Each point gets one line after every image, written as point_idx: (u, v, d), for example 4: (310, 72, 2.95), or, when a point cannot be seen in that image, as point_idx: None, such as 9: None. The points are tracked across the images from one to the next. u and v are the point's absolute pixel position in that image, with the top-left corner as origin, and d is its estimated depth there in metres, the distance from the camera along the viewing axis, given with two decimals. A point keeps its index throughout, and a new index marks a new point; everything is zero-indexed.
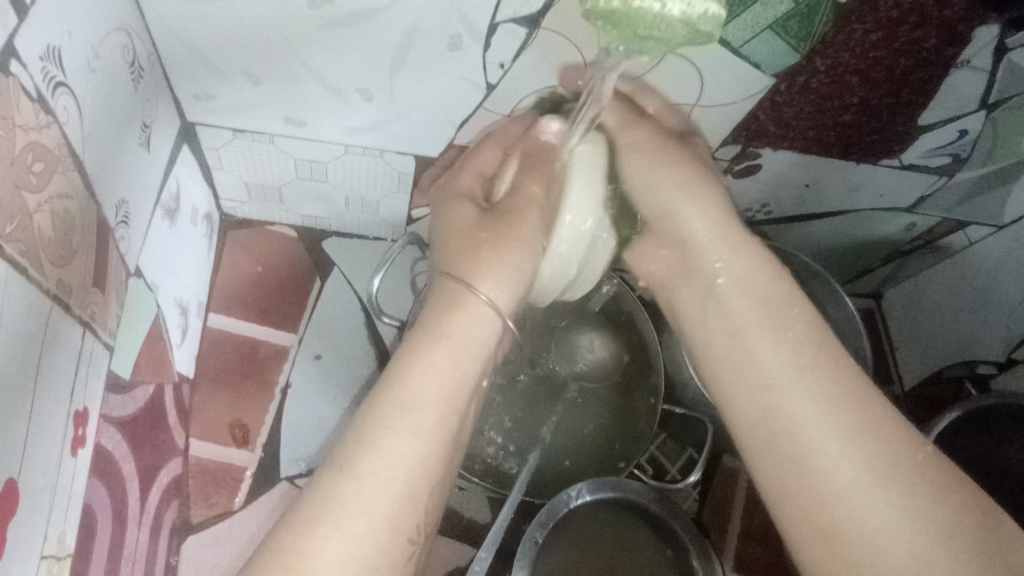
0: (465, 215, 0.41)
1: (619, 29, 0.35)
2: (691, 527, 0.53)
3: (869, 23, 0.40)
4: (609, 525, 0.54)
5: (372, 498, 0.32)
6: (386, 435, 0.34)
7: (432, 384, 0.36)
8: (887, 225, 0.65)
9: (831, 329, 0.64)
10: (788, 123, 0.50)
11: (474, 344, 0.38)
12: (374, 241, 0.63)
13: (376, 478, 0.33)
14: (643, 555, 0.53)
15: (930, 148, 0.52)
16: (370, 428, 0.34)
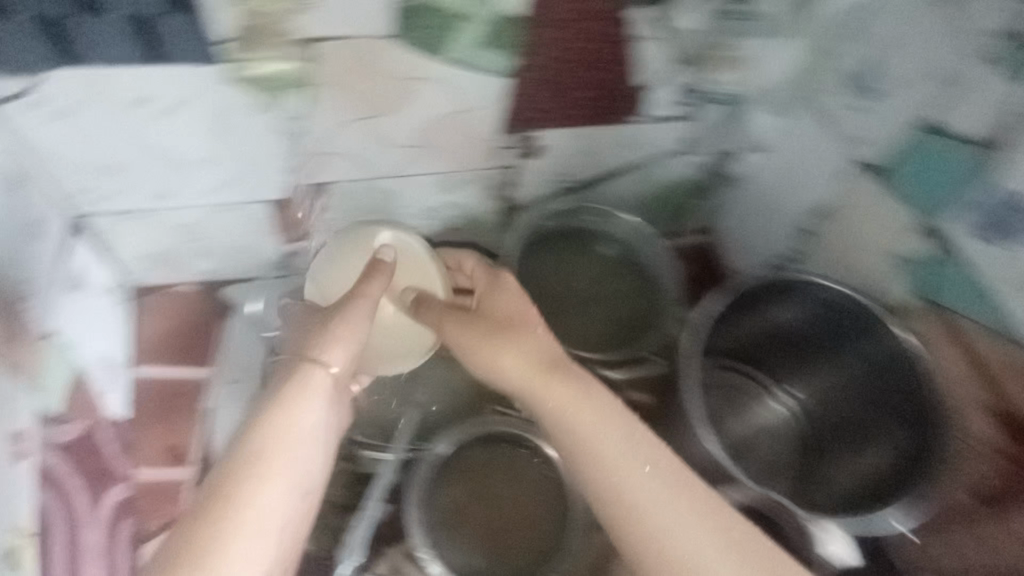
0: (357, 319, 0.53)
1: (420, 24, 0.51)
2: (530, 427, 0.66)
3: (552, 26, 0.55)
4: (491, 461, 0.67)
5: (253, 551, 0.41)
6: (251, 497, 0.42)
7: (299, 448, 0.46)
8: (678, 170, 0.78)
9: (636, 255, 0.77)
10: (542, 107, 0.63)
11: (312, 409, 0.48)
12: (266, 281, 0.75)
13: (252, 538, 0.41)
14: (501, 471, 0.67)
15: (666, 102, 0.67)
16: (240, 496, 0.42)
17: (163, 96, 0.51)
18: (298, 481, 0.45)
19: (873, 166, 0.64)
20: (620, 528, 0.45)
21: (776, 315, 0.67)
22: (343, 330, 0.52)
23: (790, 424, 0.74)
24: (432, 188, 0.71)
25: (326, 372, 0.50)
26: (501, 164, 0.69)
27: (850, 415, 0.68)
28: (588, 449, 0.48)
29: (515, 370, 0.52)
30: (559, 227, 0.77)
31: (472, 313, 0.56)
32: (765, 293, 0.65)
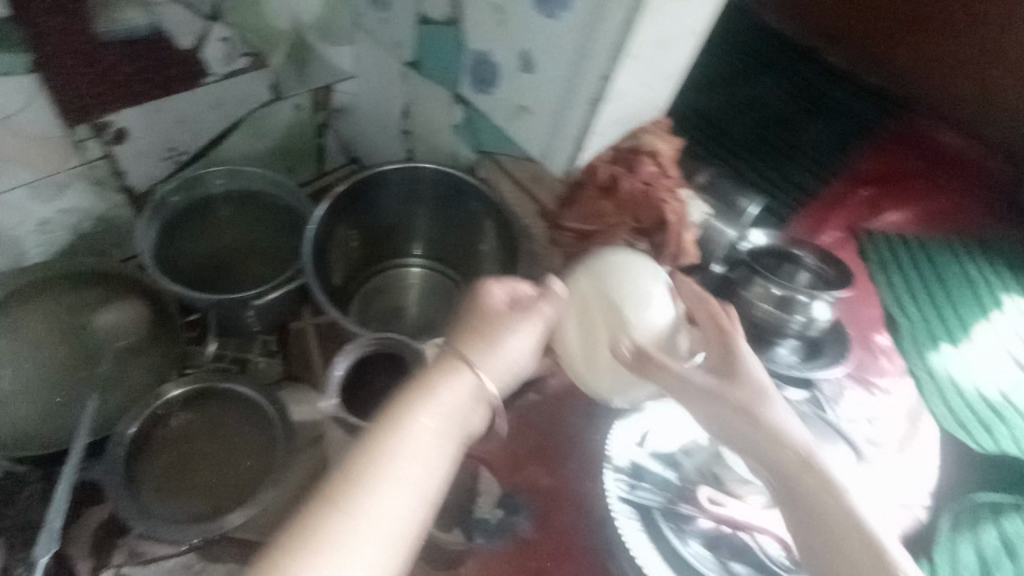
0: (496, 297, 0.50)
1: None
2: (225, 380, 0.74)
3: (45, 16, 0.64)
4: (199, 425, 0.73)
5: (385, 513, 0.37)
6: (410, 429, 0.41)
7: (448, 422, 0.43)
8: (283, 114, 0.88)
9: (256, 190, 0.83)
10: (90, 91, 0.69)
11: (433, 427, 0.42)
12: None
13: (392, 499, 0.38)
14: (215, 423, 0.74)
15: (223, 57, 0.78)
16: (395, 414, 0.42)
17: None
18: (406, 522, 0.38)
19: (409, 65, 0.79)
20: (810, 512, 0.41)
21: (371, 212, 0.80)
22: (493, 336, 0.48)
23: (435, 273, 0.89)
24: (31, 198, 0.73)
25: (472, 376, 0.45)
26: (92, 159, 0.73)
27: (459, 241, 0.84)
28: (752, 412, 0.45)
29: (771, 417, 0.45)
30: (192, 195, 0.80)
31: (722, 340, 0.51)
32: (355, 200, 0.77)
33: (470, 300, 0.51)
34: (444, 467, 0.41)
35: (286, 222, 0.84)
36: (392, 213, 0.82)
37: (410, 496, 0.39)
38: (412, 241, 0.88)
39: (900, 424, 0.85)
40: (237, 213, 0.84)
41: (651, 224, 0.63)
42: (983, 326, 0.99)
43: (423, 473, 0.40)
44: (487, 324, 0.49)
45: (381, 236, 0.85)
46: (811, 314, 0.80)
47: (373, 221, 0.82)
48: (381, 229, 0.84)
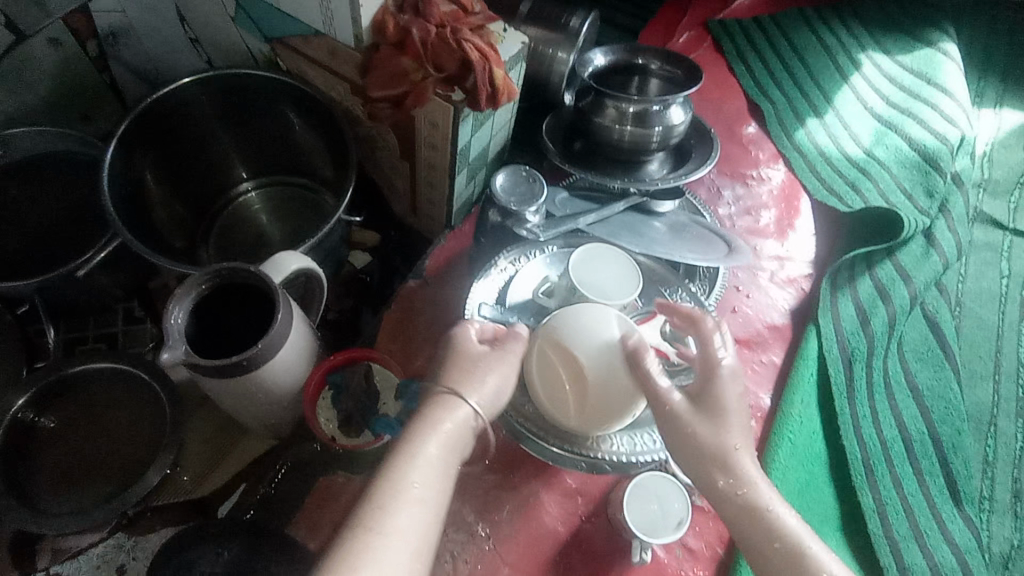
0: (470, 339, 0.54)
1: None
2: (90, 357, 0.71)
3: None
4: (76, 412, 0.70)
5: (407, 525, 0.42)
6: (416, 446, 0.46)
7: (449, 446, 0.48)
8: (40, 56, 0.75)
9: (44, 151, 0.74)
10: None
11: (434, 449, 0.47)
12: None
13: (406, 515, 0.43)
14: (88, 412, 0.70)
15: None
16: (406, 441, 0.47)
17: None
18: (423, 527, 0.43)
19: None
20: (705, 457, 0.50)
21: (178, 135, 0.71)
22: (472, 371, 0.52)
23: (274, 189, 0.83)
24: None
25: (467, 408, 0.50)
26: None
27: (285, 146, 0.77)
28: (670, 413, 0.51)
29: (710, 456, 0.50)
30: None
31: (700, 404, 0.52)
32: (155, 123, 0.67)
33: (456, 356, 0.53)
34: (448, 480, 0.47)
35: (86, 174, 0.76)
36: (204, 133, 0.73)
37: (429, 515, 0.44)
38: (239, 160, 0.80)
39: (775, 209, 0.87)
40: (30, 183, 0.74)
41: (456, 69, 0.58)
42: (847, 88, 0.99)
43: (421, 483, 0.45)
44: (465, 365, 0.52)
45: (204, 160, 0.76)
46: (667, 120, 0.77)
47: (186, 147, 0.73)
48: (200, 153, 0.75)
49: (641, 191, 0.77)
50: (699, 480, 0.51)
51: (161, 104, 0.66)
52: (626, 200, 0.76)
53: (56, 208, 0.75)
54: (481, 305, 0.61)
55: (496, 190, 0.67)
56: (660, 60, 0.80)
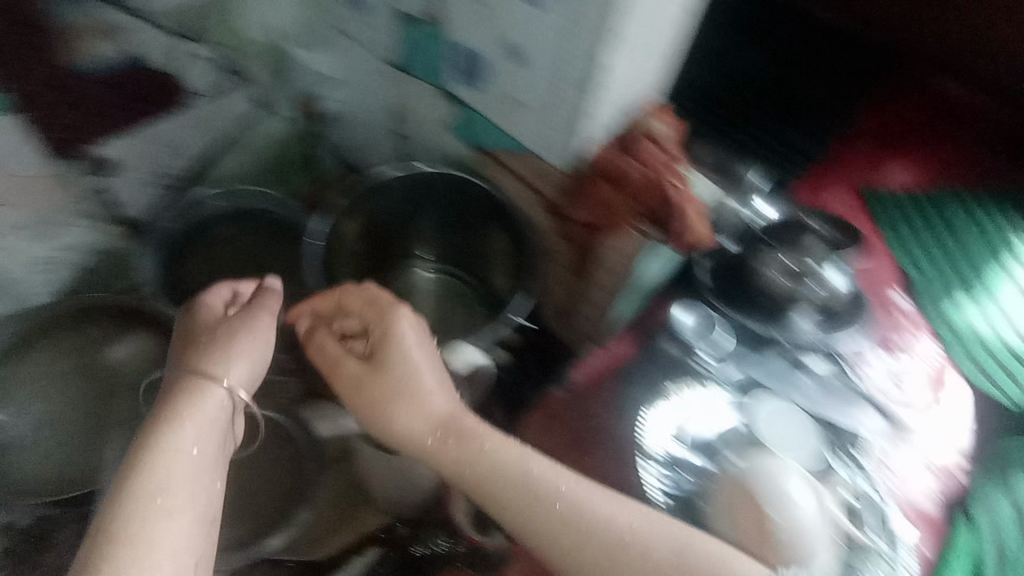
0: (212, 304, 0.58)
1: None
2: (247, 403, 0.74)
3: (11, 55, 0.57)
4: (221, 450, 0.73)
5: (165, 533, 0.40)
6: (167, 445, 0.45)
7: (210, 426, 0.47)
8: (268, 128, 0.84)
9: (250, 209, 0.83)
10: (71, 126, 0.64)
11: (189, 441, 0.45)
12: None
13: (172, 525, 0.40)
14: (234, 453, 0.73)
15: (200, 77, 0.73)
16: (150, 447, 0.44)
17: None
18: (201, 518, 0.42)
19: (392, 63, 0.74)
20: (490, 493, 0.49)
21: (370, 214, 0.78)
22: (240, 343, 0.53)
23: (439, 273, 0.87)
24: (27, 240, 0.70)
25: (226, 384, 0.51)
26: (80, 193, 0.70)
27: (465, 243, 0.83)
28: (454, 464, 0.52)
29: (415, 426, 0.54)
30: (187, 222, 0.78)
31: (381, 355, 0.57)
32: (352, 202, 0.75)
33: (176, 351, 0.54)
34: (214, 468, 0.46)
35: (292, 240, 0.84)
36: (395, 215, 0.80)
37: (197, 509, 0.43)
38: (419, 243, 0.85)
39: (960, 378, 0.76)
40: (227, 236, 0.83)
41: (657, 205, 0.62)
42: None
43: (197, 470, 0.44)
44: (208, 350, 0.53)
45: (389, 237, 0.83)
46: (826, 281, 0.73)
47: (377, 225, 0.80)
48: (388, 231, 0.82)
49: (790, 343, 0.74)
50: (432, 458, 0.53)
51: (362, 186, 0.74)
52: (776, 351, 0.74)
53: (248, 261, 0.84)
54: (662, 447, 0.63)
55: (682, 331, 0.74)
56: (806, 215, 0.79)
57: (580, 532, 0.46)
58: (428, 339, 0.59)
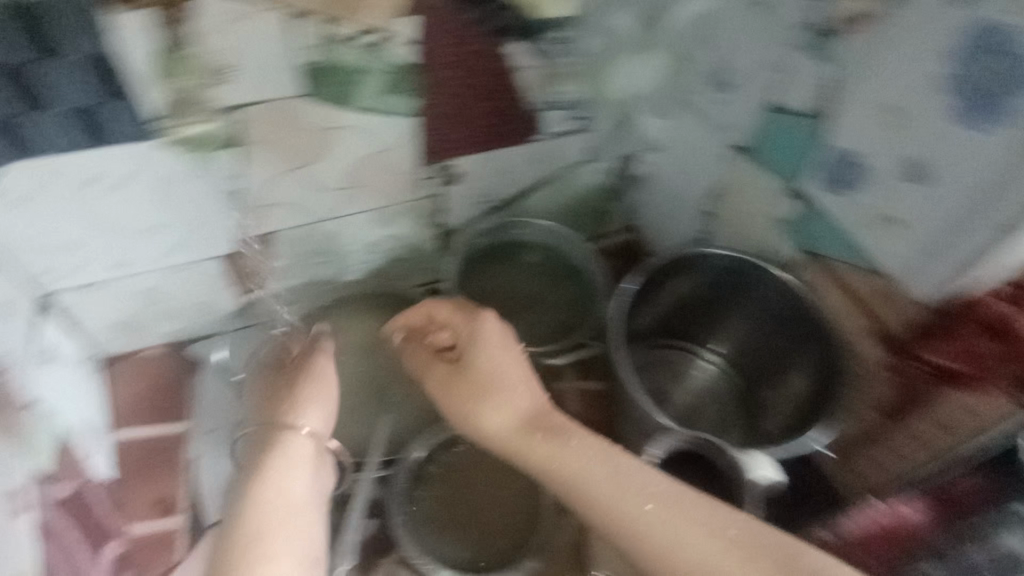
0: (265, 366, 0.68)
1: (332, 82, 0.60)
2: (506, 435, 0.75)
3: (441, 71, 0.63)
4: (464, 465, 0.74)
5: (283, 549, 0.52)
6: (281, 479, 0.56)
7: (296, 466, 0.58)
8: (586, 176, 0.87)
9: (551, 244, 0.84)
10: (450, 139, 0.71)
11: (290, 478, 0.56)
12: (244, 331, 0.83)
13: (284, 541, 0.52)
14: (476, 473, 0.74)
15: (559, 121, 0.75)
16: (251, 491, 0.54)
17: (113, 171, 0.59)
18: (298, 554, 0.52)
19: (738, 146, 0.75)
20: (577, 494, 0.52)
21: (684, 289, 0.75)
22: (304, 385, 0.63)
23: (724, 375, 0.81)
24: (368, 223, 0.77)
25: (306, 431, 0.60)
26: (425, 195, 0.77)
27: (771, 350, 0.75)
28: (546, 472, 0.54)
29: (500, 426, 0.58)
30: (494, 242, 0.84)
31: (472, 360, 0.61)
32: (672, 271, 0.73)
33: (280, 381, 0.64)
34: (309, 504, 0.56)
35: (574, 285, 0.85)
36: (707, 297, 0.76)
37: (299, 544, 0.53)
38: (717, 333, 0.80)
39: None
40: (517, 263, 0.86)
41: None
42: None
43: (297, 507, 0.55)
44: (268, 404, 0.63)
45: (688, 314, 0.79)
46: None
47: (686, 299, 0.77)
48: (693, 308, 0.78)
49: None
50: (518, 459, 0.56)
51: (689, 258, 0.71)
52: None
53: (532, 291, 0.85)
54: None
55: None
56: None
57: (666, 545, 0.47)
58: (516, 347, 0.62)
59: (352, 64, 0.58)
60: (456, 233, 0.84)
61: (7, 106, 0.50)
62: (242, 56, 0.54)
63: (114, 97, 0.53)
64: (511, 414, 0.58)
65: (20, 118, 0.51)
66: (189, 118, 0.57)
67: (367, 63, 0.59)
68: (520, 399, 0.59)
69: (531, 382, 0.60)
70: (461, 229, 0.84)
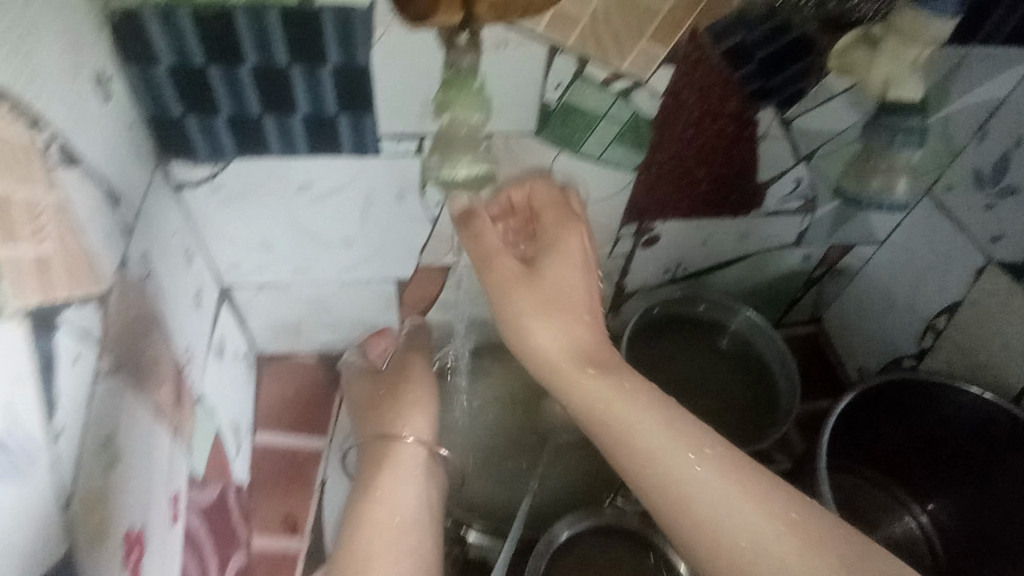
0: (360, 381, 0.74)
1: (567, 127, 0.55)
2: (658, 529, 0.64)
3: (679, 127, 0.57)
4: (603, 556, 0.63)
5: (405, 549, 0.55)
6: (394, 483, 0.60)
7: (410, 467, 0.63)
8: (787, 260, 0.78)
9: (737, 325, 0.76)
10: (662, 200, 0.65)
11: (405, 481, 0.61)
12: None
13: (405, 542, 0.55)
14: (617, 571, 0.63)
15: (782, 197, 0.67)
16: (369, 490, 0.59)
17: (327, 183, 0.57)
18: (420, 549, 0.56)
19: (1004, 263, 0.63)
20: (610, 435, 0.46)
21: (912, 420, 0.68)
22: (411, 394, 0.69)
23: (928, 545, 0.70)
24: None
25: (410, 438, 0.65)
26: (615, 252, 0.71)
27: (1010, 526, 0.62)
28: (582, 401, 0.48)
29: (554, 349, 0.49)
30: (672, 312, 0.76)
31: (533, 267, 0.51)
32: (908, 394, 0.66)
33: (385, 392, 0.71)
34: (427, 505, 0.60)
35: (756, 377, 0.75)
36: (937, 440, 0.68)
37: (424, 541, 0.56)
38: (938, 489, 0.70)
39: None
40: (694, 341, 0.77)
41: None
42: None
43: (416, 510, 0.59)
44: (375, 407, 0.70)
45: (905, 456, 0.71)
46: None
47: (909, 433, 0.69)
48: (916, 450, 0.70)
49: None
50: (568, 393, 0.48)
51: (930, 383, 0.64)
52: None
53: (705, 377, 0.75)
54: None
55: None
56: None
57: (709, 500, 0.41)
58: (593, 270, 0.52)
59: (593, 109, 0.54)
60: (633, 296, 0.78)
61: (259, 103, 0.50)
62: (500, 87, 0.51)
63: (357, 112, 0.51)
64: (567, 339, 0.49)
65: (267, 118, 0.51)
66: (456, 153, 0.46)
67: (609, 111, 0.54)
68: (573, 334, 0.50)
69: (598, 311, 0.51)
70: (640, 292, 0.78)
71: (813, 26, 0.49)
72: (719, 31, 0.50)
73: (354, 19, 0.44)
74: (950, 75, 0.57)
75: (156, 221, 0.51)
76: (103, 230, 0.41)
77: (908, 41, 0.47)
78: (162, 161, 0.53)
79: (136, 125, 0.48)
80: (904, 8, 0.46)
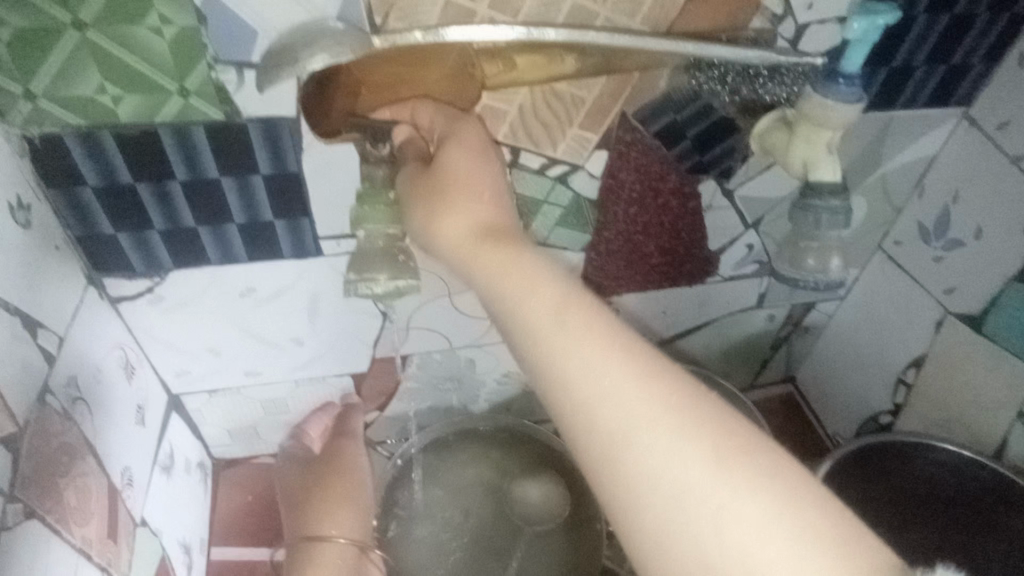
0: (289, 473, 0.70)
1: None
2: None
3: (621, 205, 0.57)
4: None
5: None
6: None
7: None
8: (751, 322, 0.77)
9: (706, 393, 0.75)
10: (615, 275, 0.64)
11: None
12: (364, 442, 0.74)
13: None
14: None
15: (735, 263, 0.67)
16: None
17: (270, 286, 0.56)
18: None
19: (962, 315, 0.63)
20: (507, 320, 0.38)
21: (897, 482, 0.65)
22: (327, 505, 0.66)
23: None
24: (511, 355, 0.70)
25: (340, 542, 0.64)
26: None
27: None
28: (480, 279, 0.39)
29: (453, 234, 0.40)
30: None
31: (432, 157, 0.42)
32: (886, 454, 0.63)
33: (312, 486, 0.68)
34: None
35: None
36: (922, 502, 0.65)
37: None
38: None
39: None
40: None
41: None
42: None
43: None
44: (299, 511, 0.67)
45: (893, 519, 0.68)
46: None
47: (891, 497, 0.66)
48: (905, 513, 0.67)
49: None
50: (466, 272, 0.40)
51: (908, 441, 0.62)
52: None
53: None
54: None
55: None
56: None
57: (595, 383, 0.34)
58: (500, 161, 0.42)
59: (533, 196, 0.54)
60: None
61: (193, 215, 0.49)
62: None
63: (294, 216, 0.50)
64: (463, 210, 0.40)
65: (203, 228, 0.50)
66: (372, 269, 0.46)
67: (549, 197, 0.54)
68: (464, 209, 0.40)
69: (495, 184, 0.41)
70: None
71: (733, 109, 0.51)
72: (646, 114, 0.50)
73: (281, 130, 0.44)
74: (880, 137, 0.58)
75: (89, 343, 0.49)
76: (15, 365, 0.39)
77: (815, 128, 0.46)
78: (95, 279, 0.52)
79: (65, 248, 0.47)
80: (810, 94, 0.46)
